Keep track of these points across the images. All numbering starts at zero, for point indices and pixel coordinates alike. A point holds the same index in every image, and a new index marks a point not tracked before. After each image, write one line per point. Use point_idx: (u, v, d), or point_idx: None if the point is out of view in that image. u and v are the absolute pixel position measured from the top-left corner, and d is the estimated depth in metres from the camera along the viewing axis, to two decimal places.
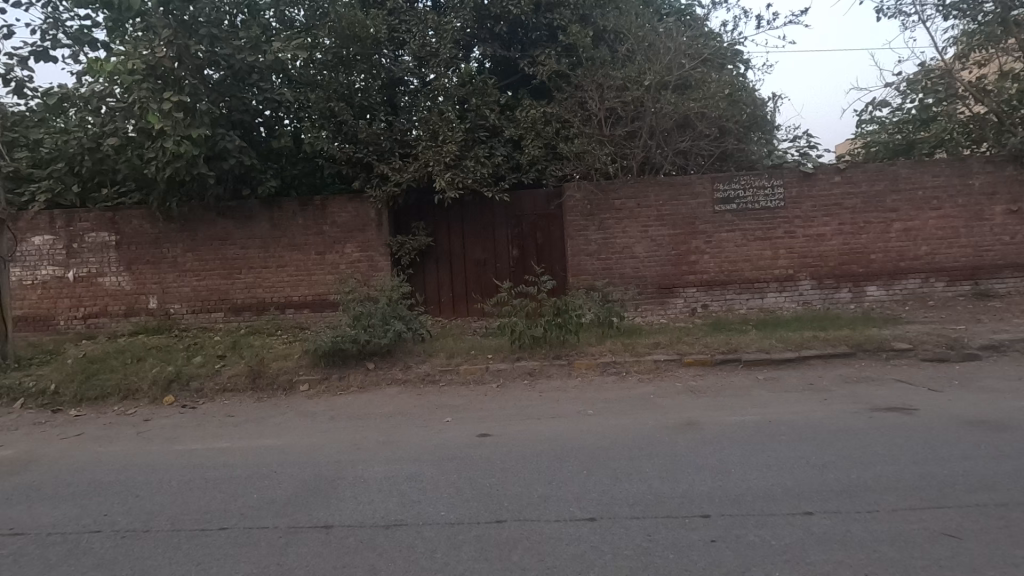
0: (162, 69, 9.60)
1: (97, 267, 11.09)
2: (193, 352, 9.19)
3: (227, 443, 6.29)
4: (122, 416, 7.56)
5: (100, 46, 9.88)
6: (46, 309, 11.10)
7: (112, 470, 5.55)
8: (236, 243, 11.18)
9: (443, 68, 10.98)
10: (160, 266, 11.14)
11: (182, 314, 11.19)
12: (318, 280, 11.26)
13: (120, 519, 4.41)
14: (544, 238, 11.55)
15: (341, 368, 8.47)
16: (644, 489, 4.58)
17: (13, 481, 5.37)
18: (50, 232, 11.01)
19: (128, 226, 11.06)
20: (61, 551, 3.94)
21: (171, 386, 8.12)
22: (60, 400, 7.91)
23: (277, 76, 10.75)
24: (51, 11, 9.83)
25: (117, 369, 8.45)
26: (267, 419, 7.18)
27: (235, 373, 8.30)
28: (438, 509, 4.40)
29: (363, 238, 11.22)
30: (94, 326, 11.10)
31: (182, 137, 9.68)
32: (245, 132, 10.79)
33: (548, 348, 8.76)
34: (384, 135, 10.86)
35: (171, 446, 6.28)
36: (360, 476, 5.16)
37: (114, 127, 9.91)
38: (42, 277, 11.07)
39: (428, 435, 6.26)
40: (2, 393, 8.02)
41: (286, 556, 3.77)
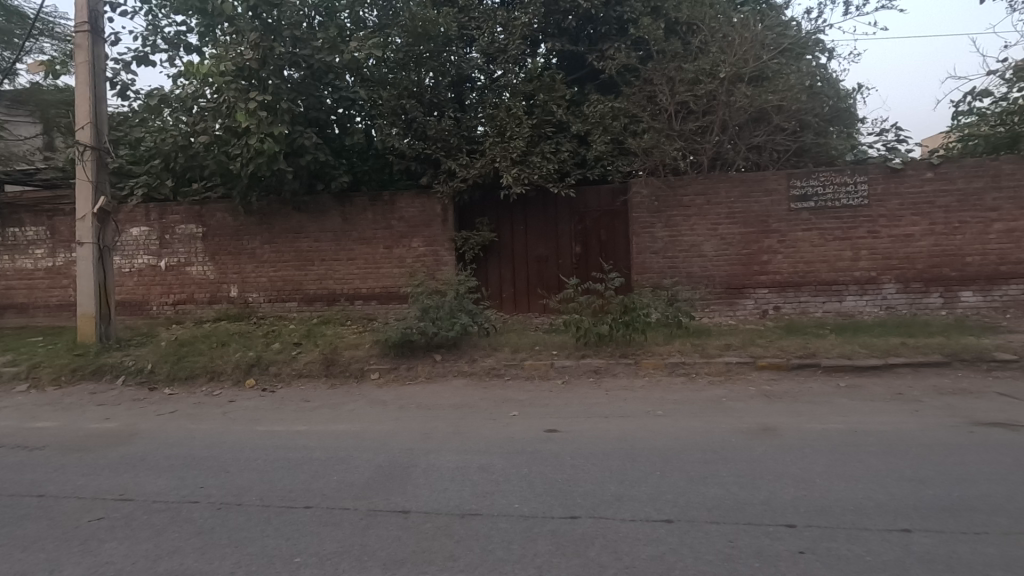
0: (248, 70, 10.15)
1: (186, 257, 11.87)
2: (272, 339, 9.70)
3: (305, 426, 6.59)
4: (208, 397, 8.06)
5: (194, 50, 10.56)
6: (140, 295, 11.99)
7: (203, 447, 5.94)
8: (310, 236, 11.68)
9: (511, 64, 11.03)
10: (241, 257, 11.80)
11: (259, 302, 11.81)
12: (386, 272, 11.61)
13: (215, 493, 4.71)
14: (608, 235, 11.42)
15: (409, 359, 8.71)
16: (722, 495, 4.44)
17: (119, 451, 5.84)
18: (146, 224, 11.88)
19: (213, 219, 11.78)
20: (166, 518, 4.25)
21: (253, 370, 8.60)
22: (155, 378, 8.55)
23: (351, 75, 11.11)
24: (152, 19, 10.59)
25: (204, 352, 9.03)
26: (340, 405, 7.48)
27: (311, 360, 8.69)
28: (511, 501, 4.44)
29: (429, 233, 11.47)
30: (182, 312, 11.90)
31: (266, 134, 10.21)
32: (321, 130, 11.24)
33: (614, 346, 8.67)
34: (452, 132, 11.04)
35: (254, 427, 6.64)
36: (432, 463, 5.29)
37: (204, 126, 10.55)
38: (138, 265, 11.96)
39: (496, 428, 6.32)
40: (106, 370, 8.75)
41: (368, 538, 3.90)
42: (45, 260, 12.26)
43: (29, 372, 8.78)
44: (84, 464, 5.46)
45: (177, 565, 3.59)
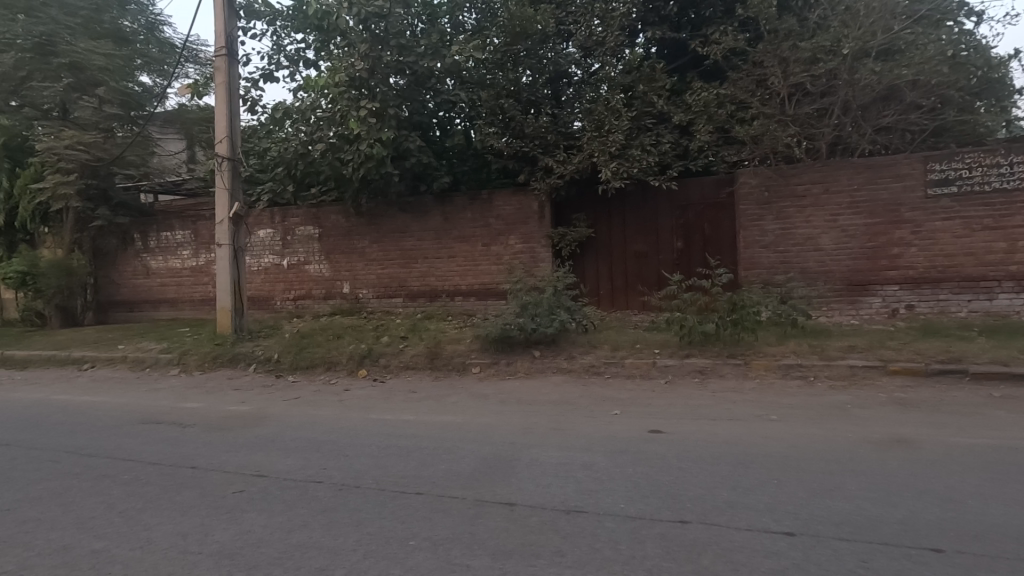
0: (359, 80, 10.82)
1: (304, 256, 12.90)
2: (381, 332, 10.28)
3: (413, 416, 6.91)
4: (326, 385, 8.70)
5: (311, 65, 11.43)
6: (267, 291, 13.20)
7: (323, 432, 6.42)
8: (414, 235, 12.23)
9: (609, 57, 10.88)
10: (352, 256, 12.62)
11: (368, 298, 12.57)
12: (484, 269, 11.90)
13: (336, 474, 5.09)
14: (712, 229, 10.89)
15: (509, 354, 8.86)
16: (851, 510, 4.06)
17: (255, 431, 6.48)
18: (271, 226, 13.07)
19: (328, 221, 12.69)
20: (295, 495, 4.66)
21: (364, 361, 9.18)
22: (281, 366, 9.40)
23: (452, 78, 11.46)
24: (276, 39, 11.61)
25: (322, 344, 9.78)
26: (445, 396, 7.79)
27: (416, 353, 9.11)
28: (616, 500, 4.37)
29: (526, 230, 11.59)
30: (301, 307, 12.96)
31: (375, 139, 10.86)
32: (424, 133, 11.72)
33: (720, 345, 8.27)
34: (549, 128, 11.03)
35: (367, 414, 7.09)
36: (534, 458, 5.33)
37: (320, 134, 11.37)
38: (264, 264, 13.17)
39: (598, 426, 6.24)
40: (241, 358, 9.76)
41: (476, 527, 4.01)
42: (190, 259, 13.89)
43: (180, 358, 10.00)
44: (228, 441, 6.14)
45: (307, 538, 3.91)
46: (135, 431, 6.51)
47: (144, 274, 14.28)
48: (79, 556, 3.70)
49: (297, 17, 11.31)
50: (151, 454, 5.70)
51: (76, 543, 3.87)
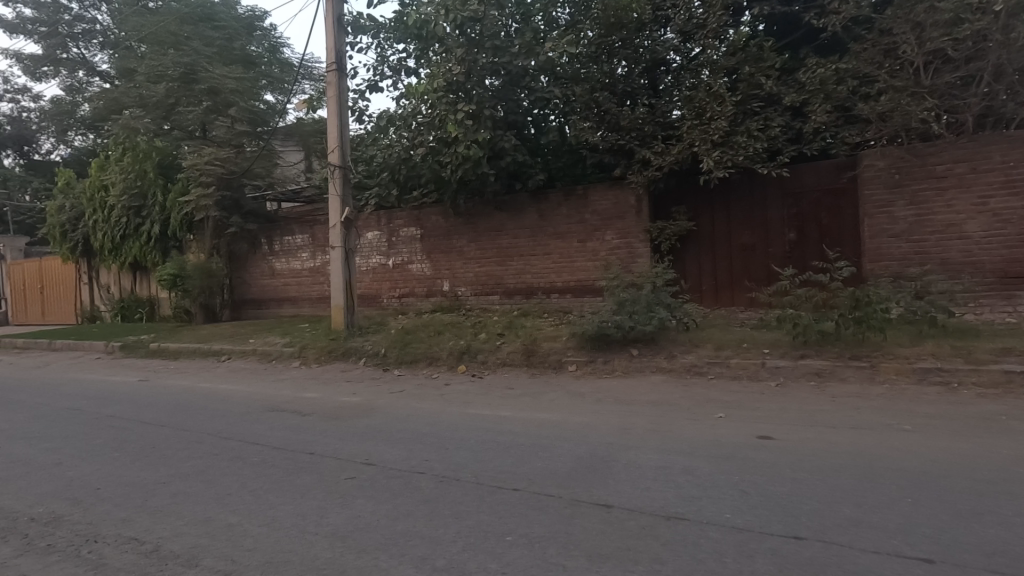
0: (456, 84, 11.12)
1: (407, 256, 13.55)
2: (479, 329, 10.54)
3: (510, 412, 7.02)
4: (428, 379, 9.07)
5: (412, 73, 11.96)
6: (374, 290, 14.02)
7: (426, 424, 6.71)
8: (510, 233, 12.39)
9: (711, 39, 10.32)
10: (451, 254, 13.06)
11: (467, 296, 12.93)
12: (580, 266, 11.80)
13: (437, 466, 5.30)
14: (831, 217, 9.98)
15: (606, 352, 8.72)
16: (1006, 538, 3.52)
17: (365, 421, 6.93)
18: (377, 228, 13.85)
19: (429, 222, 13.23)
20: (400, 484, 4.91)
21: (463, 357, 9.46)
22: (387, 361, 9.95)
23: (546, 75, 11.45)
24: (380, 51, 12.27)
25: (424, 340, 10.22)
26: (542, 393, 7.81)
27: (513, 350, 9.24)
28: (721, 509, 4.13)
29: (623, 225, 11.32)
30: (405, 304, 13.63)
31: (472, 141, 11.15)
32: (519, 131, 11.83)
33: (841, 345, 7.57)
34: (647, 119, 10.67)
35: (466, 409, 7.29)
36: (633, 460, 5.18)
37: (421, 139, 11.83)
38: (372, 264, 14.00)
39: (701, 429, 5.94)
40: (353, 352, 10.47)
41: (572, 527, 3.98)
42: (308, 261, 15.15)
43: (300, 352, 10.92)
44: (342, 429, 6.62)
45: (410, 526, 4.10)
46: (262, 418, 7.19)
47: (270, 275, 15.77)
48: (218, 528, 4.15)
49: (399, 28, 11.87)
50: (276, 439, 6.28)
51: (216, 517, 4.35)
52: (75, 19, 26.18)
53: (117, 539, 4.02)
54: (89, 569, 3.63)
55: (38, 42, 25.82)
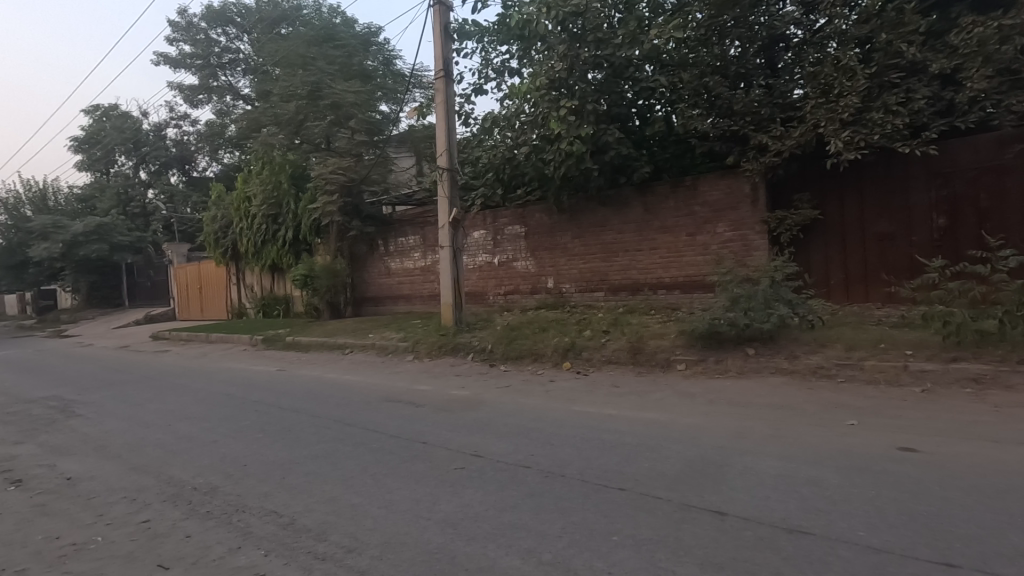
0: (559, 81, 11.07)
1: (512, 254, 13.77)
2: (584, 326, 10.48)
3: (616, 411, 6.88)
4: (534, 375, 9.13)
5: (515, 73, 12.14)
6: (480, 288, 14.41)
7: (532, 419, 6.79)
8: (614, 228, 12.15)
9: (839, 7, 9.39)
10: (555, 251, 13.08)
11: (571, 292, 12.88)
12: (689, 261, 11.28)
13: (543, 461, 5.34)
14: (991, 200, 8.75)
15: (718, 351, 8.27)
16: None
17: (474, 415, 7.17)
18: (483, 227, 14.22)
19: (533, 219, 13.35)
20: (507, 477, 5.01)
21: (568, 354, 9.44)
22: (494, 356, 10.21)
23: (651, 64, 11.08)
24: (485, 54, 12.60)
25: (529, 337, 10.36)
26: (649, 392, 7.58)
27: (619, 348, 9.06)
28: (853, 526, 3.74)
29: (736, 216, 10.64)
30: (511, 301, 13.88)
31: (574, 137, 11.04)
32: (623, 124, 11.54)
33: (1006, 347, 6.58)
34: (763, 101, 9.93)
35: (571, 406, 7.27)
36: (749, 467, 4.86)
37: (525, 138, 11.94)
38: (478, 263, 14.39)
39: (829, 437, 5.43)
40: (462, 347, 10.88)
41: (682, 532, 3.82)
42: (420, 260, 15.97)
43: (413, 346, 11.55)
44: (453, 421, 6.90)
45: (516, 519, 4.17)
46: (380, 408, 7.70)
47: (386, 275, 16.83)
48: (343, 507, 4.52)
49: (502, 30, 12.10)
50: (392, 428, 6.69)
51: (340, 497, 4.73)
52: (223, 50, 29.69)
53: (259, 511, 4.52)
54: (238, 535, 4.12)
55: (195, 73, 29.61)
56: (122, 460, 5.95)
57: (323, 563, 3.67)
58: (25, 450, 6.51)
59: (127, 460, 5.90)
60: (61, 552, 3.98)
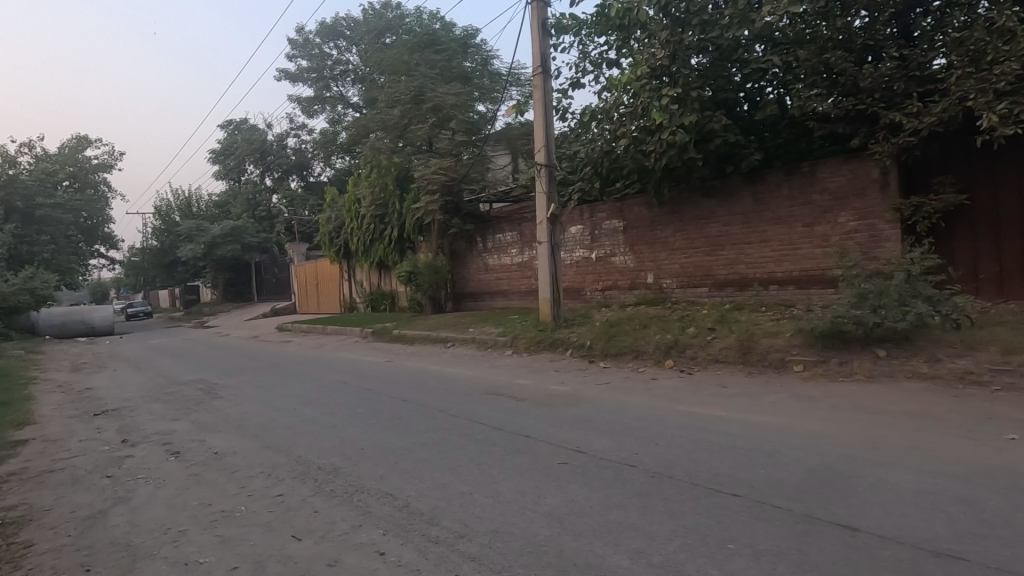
0: (661, 69, 10.63)
1: (610, 249, 13.53)
2: (687, 323, 10.08)
3: (725, 412, 6.55)
4: (635, 372, 8.93)
5: (613, 64, 11.92)
6: (577, 283, 14.33)
7: (635, 417, 6.65)
8: (720, 221, 11.55)
9: None
10: (655, 245, 12.68)
11: (672, 288, 12.42)
12: (806, 253, 10.44)
13: (648, 461, 5.20)
14: None
15: (841, 353, 7.61)
16: None
17: (575, 410, 7.16)
18: (580, 222, 14.11)
19: (632, 213, 13.04)
20: (610, 474, 4.94)
21: (671, 352, 9.11)
22: (593, 352, 10.11)
23: (762, 44, 10.41)
24: (582, 48, 12.48)
25: (630, 333, 10.14)
26: (762, 394, 7.12)
27: (727, 346, 8.61)
28: (1019, 555, 3.27)
29: (862, 204, 9.70)
30: (609, 297, 13.65)
31: (677, 126, 10.50)
32: (730, 110, 10.89)
33: None
34: (896, 75, 9.01)
35: (676, 405, 7.03)
36: (883, 480, 4.41)
37: (623, 130, 11.47)
38: (575, 258, 14.30)
39: (982, 452, 4.79)
40: (560, 343, 10.88)
41: (806, 546, 3.54)
42: (517, 256, 16.19)
43: (512, 341, 11.74)
44: (554, 416, 6.94)
45: (623, 517, 4.11)
46: (483, 400, 7.93)
47: (484, 270, 17.25)
48: (453, 494, 4.71)
49: (600, 22, 11.91)
50: (496, 420, 6.86)
51: (449, 484, 4.92)
52: (335, 63, 31.88)
53: (377, 492, 4.82)
54: (359, 514, 4.42)
55: (311, 86, 32.10)
56: (257, 438, 6.61)
57: (437, 546, 3.84)
58: (181, 426, 7.45)
59: (262, 439, 6.55)
60: (214, 517, 4.50)
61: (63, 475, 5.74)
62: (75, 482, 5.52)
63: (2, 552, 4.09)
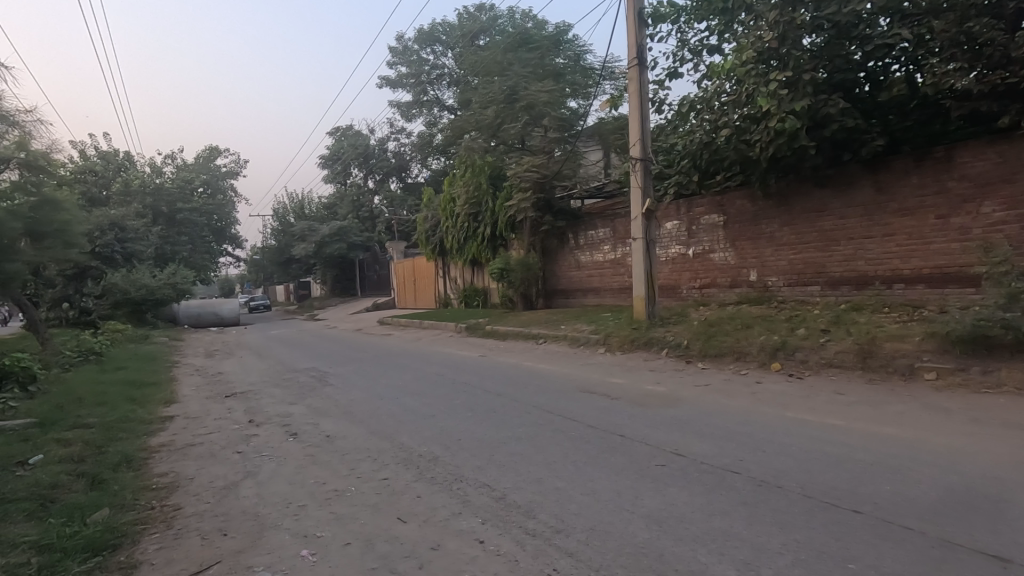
0: (768, 52, 9.93)
1: (709, 245, 12.93)
2: (796, 324, 9.41)
3: (842, 421, 6.03)
4: (738, 374, 8.44)
5: (715, 50, 11.36)
6: (673, 281, 13.83)
7: (738, 422, 6.31)
8: (835, 213, 10.64)
9: None
10: (760, 241, 11.93)
11: (779, 286, 11.63)
12: (939, 248, 9.33)
13: (754, 469, 4.91)
14: None
15: (984, 361, 6.76)
16: None
17: (672, 411, 6.93)
18: (677, 218, 13.59)
19: (734, 207, 12.36)
20: (713, 480, 4.73)
21: (777, 354, 8.54)
22: (691, 352, 9.72)
23: (888, 17, 9.49)
24: (681, 35, 12.00)
25: (731, 334, 9.63)
26: (885, 403, 6.48)
27: (843, 350, 7.94)
28: None
29: (1012, 192, 8.54)
30: (707, 295, 13.05)
31: (787, 113, 9.73)
32: (848, 92, 10.04)
33: None
34: None
35: (783, 411, 6.58)
36: None
37: (725, 120, 10.93)
38: (671, 255, 13.80)
39: None
40: (655, 342, 10.56)
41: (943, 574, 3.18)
42: (610, 253, 15.93)
43: (605, 339, 11.57)
44: (651, 416, 6.77)
45: (727, 526, 3.91)
46: (577, 398, 7.89)
47: (576, 268, 17.15)
48: (549, 489, 4.73)
49: (700, 7, 11.40)
50: (590, 418, 6.80)
51: (545, 479, 4.96)
52: (432, 67, 33.12)
53: (474, 482, 4.96)
54: (459, 502, 4.58)
55: (410, 91, 33.56)
56: (364, 424, 7.05)
57: (534, 539, 3.88)
58: (298, 410, 8.12)
59: (369, 426, 6.97)
60: (328, 495, 4.86)
61: (202, 449, 6.47)
62: (212, 455, 6.20)
63: (157, 512, 4.69)
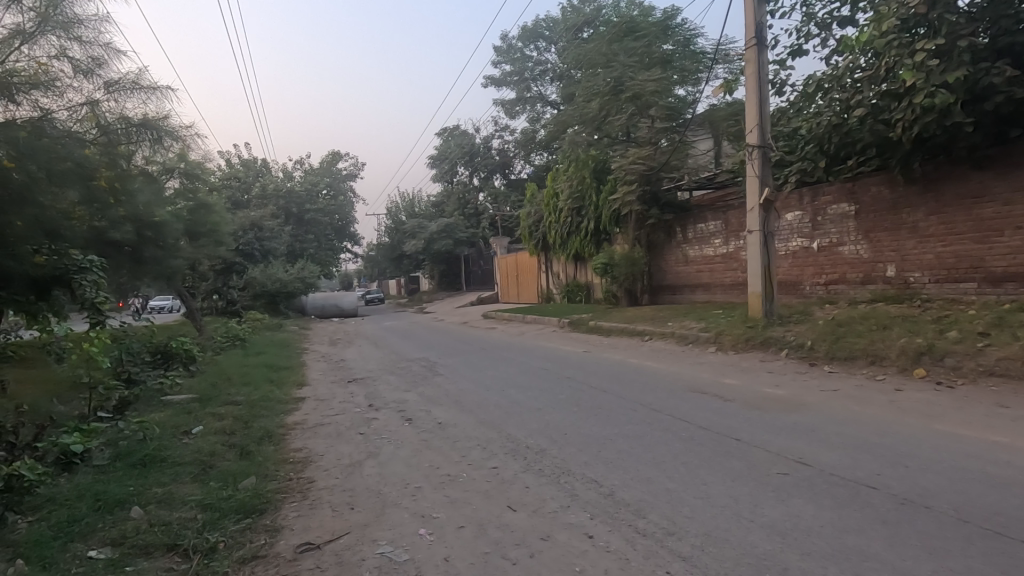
0: (914, 19, 8.82)
1: (837, 237, 11.80)
2: (946, 325, 8.33)
3: (1007, 438, 5.24)
4: (872, 379, 7.63)
5: (846, 23, 10.32)
6: (794, 276, 12.82)
7: (873, 432, 5.72)
8: (997, 198, 9.24)
9: None
10: (900, 232, 10.67)
11: (923, 283, 10.34)
12: None
13: (894, 485, 4.42)
14: None
15: None
16: None
17: (794, 417, 6.43)
18: (799, 208, 12.54)
19: (867, 194, 11.16)
20: (845, 494, 4.32)
21: (922, 360, 7.62)
22: (815, 354, 8.95)
23: None
24: (806, 9, 11.03)
25: (863, 335, 8.75)
26: None
27: (1007, 356, 6.91)
28: None
29: None
30: (834, 292, 11.93)
31: (937, 86, 8.58)
32: (1016, 57, 8.68)
33: None
34: None
35: (930, 423, 5.86)
36: None
37: (860, 98, 9.96)
38: (792, 248, 12.78)
39: None
40: (773, 342, 9.86)
41: None
42: (722, 247, 15.11)
43: (716, 337, 11.00)
44: (770, 421, 6.33)
45: (863, 545, 3.56)
46: (687, 397, 7.58)
47: (684, 263, 16.47)
48: (660, 489, 4.59)
49: None
50: (702, 419, 6.51)
51: (655, 479, 4.82)
52: (536, 64, 33.33)
53: (582, 477, 4.96)
54: (567, 495, 4.60)
55: (513, 88, 33.99)
56: (473, 414, 7.30)
57: (645, 539, 3.80)
58: (411, 397, 8.60)
59: (477, 415, 7.21)
60: (441, 479, 5.11)
61: (330, 429, 7.07)
62: (339, 435, 6.77)
63: (294, 483, 5.20)
